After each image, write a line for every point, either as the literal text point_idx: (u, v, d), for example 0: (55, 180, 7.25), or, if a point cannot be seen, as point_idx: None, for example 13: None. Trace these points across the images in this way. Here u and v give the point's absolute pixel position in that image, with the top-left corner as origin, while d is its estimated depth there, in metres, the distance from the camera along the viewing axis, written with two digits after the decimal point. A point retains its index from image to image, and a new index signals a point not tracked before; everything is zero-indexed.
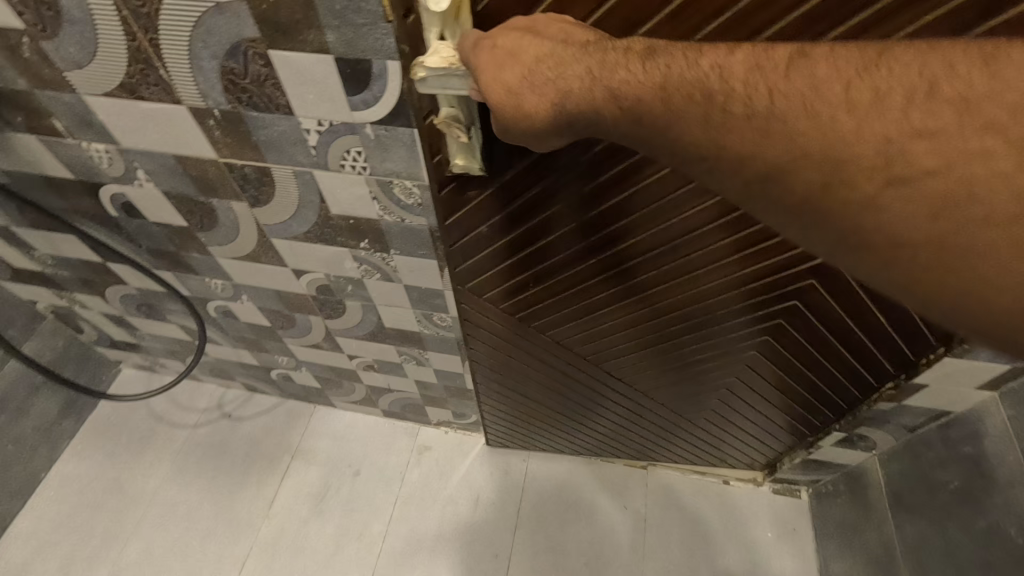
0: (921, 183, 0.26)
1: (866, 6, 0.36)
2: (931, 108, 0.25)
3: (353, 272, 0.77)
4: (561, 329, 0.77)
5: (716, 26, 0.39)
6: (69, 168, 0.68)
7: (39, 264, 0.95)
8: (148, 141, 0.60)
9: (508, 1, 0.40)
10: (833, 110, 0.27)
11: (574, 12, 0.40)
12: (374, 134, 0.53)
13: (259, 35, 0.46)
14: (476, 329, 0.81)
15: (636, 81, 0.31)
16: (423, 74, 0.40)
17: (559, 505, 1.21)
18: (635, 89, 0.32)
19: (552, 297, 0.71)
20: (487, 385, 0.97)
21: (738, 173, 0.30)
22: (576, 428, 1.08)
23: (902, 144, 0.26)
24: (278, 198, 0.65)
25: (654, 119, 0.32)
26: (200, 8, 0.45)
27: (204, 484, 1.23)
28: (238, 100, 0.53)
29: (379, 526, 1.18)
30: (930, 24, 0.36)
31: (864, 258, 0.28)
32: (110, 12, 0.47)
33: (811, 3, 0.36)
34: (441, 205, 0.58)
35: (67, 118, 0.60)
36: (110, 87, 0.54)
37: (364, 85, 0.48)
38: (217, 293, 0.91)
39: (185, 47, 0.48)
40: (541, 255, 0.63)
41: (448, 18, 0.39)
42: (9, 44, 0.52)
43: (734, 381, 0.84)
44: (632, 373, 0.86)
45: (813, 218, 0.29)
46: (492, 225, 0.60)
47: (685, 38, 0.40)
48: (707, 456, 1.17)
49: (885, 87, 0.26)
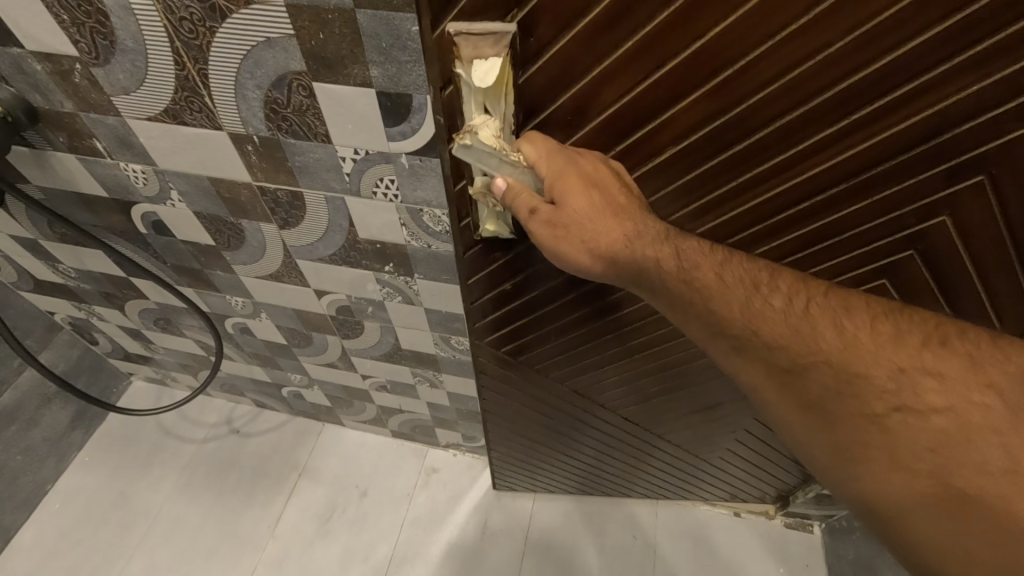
0: (927, 416, 0.35)
1: (911, 79, 0.36)
2: (936, 358, 0.36)
3: (375, 294, 0.77)
4: (578, 378, 0.78)
5: (760, 98, 0.39)
6: (104, 186, 0.69)
7: (62, 276, 0.96)
8: (185, 163, 0.62)
9: (550, 71, 0.41)
10: (858, 334, 0.37)
11: (618, 83, 0.41)
12: (408, 163, 0.54)
13: (305, 68, 0.48)
14: (493, 379, 0.82)
15: (691, 263, 0.42)
16: (470, 142, 0.43)
17: (567, 537, 1.19)
18: (687, 268, 0.41)
19: (570, 349, 0.71)
20: (502, 434, 0.98)
21: (773, 357, 0.39)
22: (588, 469, 1.07)
23: (909, 375, 0.35)
24: (307, 221, 0.66)
25: (701, 291, 0.41)
26: (251, 42, 0.47)
27: (210, 500, 1.22)
28: (278, 128, 0.54)
29: (385, 548, 1.16)
30: (977, 93, 0.36)
31: (865, 463, 0.36)
32: (162, 43, 0.49)
33: (855, 79, 0.37)
34: (465, 264, 0.59)
35: (108, 139, 0.62)
36: (154, 112, 0.56)
37: (403, 118, 0.50)
38: (237, 310, 0.92)
39: (232, 77, 0.50)
40: (562, 308, 0.64)
41: (492, 96, 0.41)
42: (61, 69, 0.54)
43: (749, 426, 0.85)
44: (649, 419, 0.87)
45: (826, 411, 0.38)
46: (515, 281, 0.61)
47: (728, 108, 0.41)
48: (720, 492, 1.16)
49: (902, 329, 0.37)
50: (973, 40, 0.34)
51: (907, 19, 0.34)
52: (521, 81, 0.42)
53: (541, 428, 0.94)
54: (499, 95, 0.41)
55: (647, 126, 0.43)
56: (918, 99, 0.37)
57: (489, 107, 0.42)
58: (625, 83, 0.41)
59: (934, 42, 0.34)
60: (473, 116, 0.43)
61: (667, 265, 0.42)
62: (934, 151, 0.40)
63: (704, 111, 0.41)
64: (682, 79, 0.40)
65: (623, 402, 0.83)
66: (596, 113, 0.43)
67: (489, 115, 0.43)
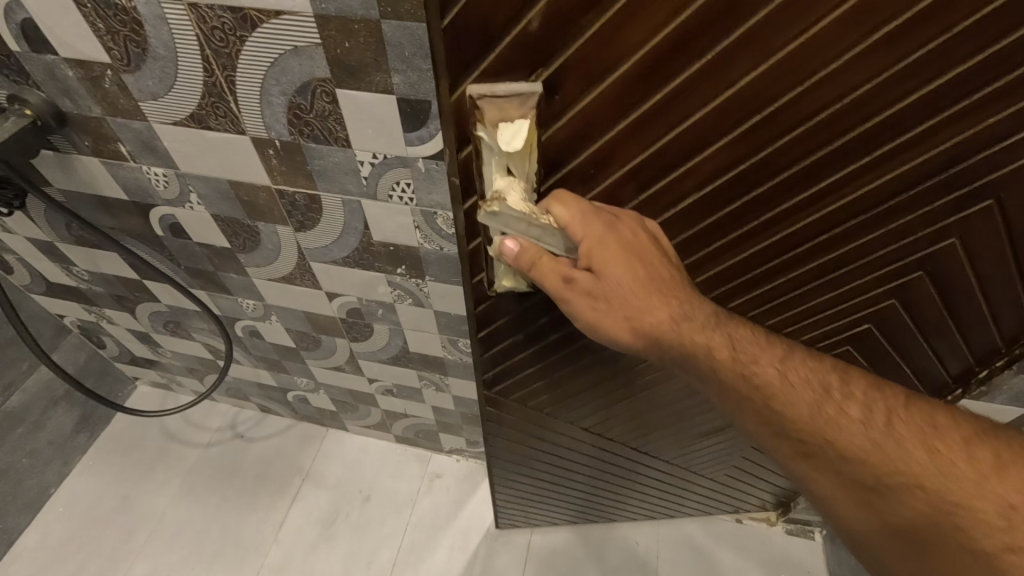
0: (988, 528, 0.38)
1: (931, 118, 0.39)
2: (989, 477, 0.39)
3: (386, 296, 0.79)
4: (584, 415, 0.79)
5: (787, 139, 0.41)
6: (124, 189, 0.71)
7: (75, 279, 0.98)
8: (207, 166, 0.64)
9: (579, 126, 0.43)
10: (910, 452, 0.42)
11: (648, 134, 0.42)
12: (425, 168, 0.56)
13: (329, 75, 0.50)
14: (501, 426, 0.83)
15: (751, 364, 0.46)
16: (498, 208, 0.45)
17: (566, 564, 1.17)
18: (750, 367, 0.46)
19: (576, 388, 0.73)
20: (509, 476, 0.98)
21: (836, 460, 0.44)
22: (596, 500, 1.08)
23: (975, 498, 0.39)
24: (323, 224, 0.68)
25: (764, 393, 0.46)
26: (279, 50, 0.49)
27: (214, 504, 1.22)
28: (300, 133, 0.56)
29: (389, 553, 1.17)
30: (990, 126, 0.39)
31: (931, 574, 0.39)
32: (193, 51, 0.51)
33: (876, 120, 0.39)
34: (476, 318, 0.62)
35: (133, 143, 0.64)
36: (181, 117, 0.58)
37: (422, 123, 0.52)
38: (247, 313, 0.93)
39: (258, 84, 0.52)
40: (568, 351, 0.66)
41: (517, 157, 0.44)
42: (92, 75, 0.56)
43: (753, 444, 0.86)
44: (655, 446, 0.88)
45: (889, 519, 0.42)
46: (523, 327, 0.63)
47: (754, 148, 0.42)
48: (723, 505, 1.17)
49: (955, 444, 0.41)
50: (984, 82, 0.36)
51: (926, 65, 0.36)
52: (543, 138, 0.44)
53: (546, 467, 0.94)
54: (523, 156, 0.44)
55: (675, 171, 0.45)
56: (935, 134, 0.40)
57: (513, 169, 0.44)
58: (651, 136, 0.43)
59: (951, 84, 0.37)
60: (498, 179, 0.45)
61: (728, 364, 0.46)
62: (954, 178, 0.43)
63: (729, 157, 0.43)
64: (711, 126, 0.41)
65: (629, 433, 0.84)
66: (619, 165, 0.45)
67: (512, 176, 0.45)
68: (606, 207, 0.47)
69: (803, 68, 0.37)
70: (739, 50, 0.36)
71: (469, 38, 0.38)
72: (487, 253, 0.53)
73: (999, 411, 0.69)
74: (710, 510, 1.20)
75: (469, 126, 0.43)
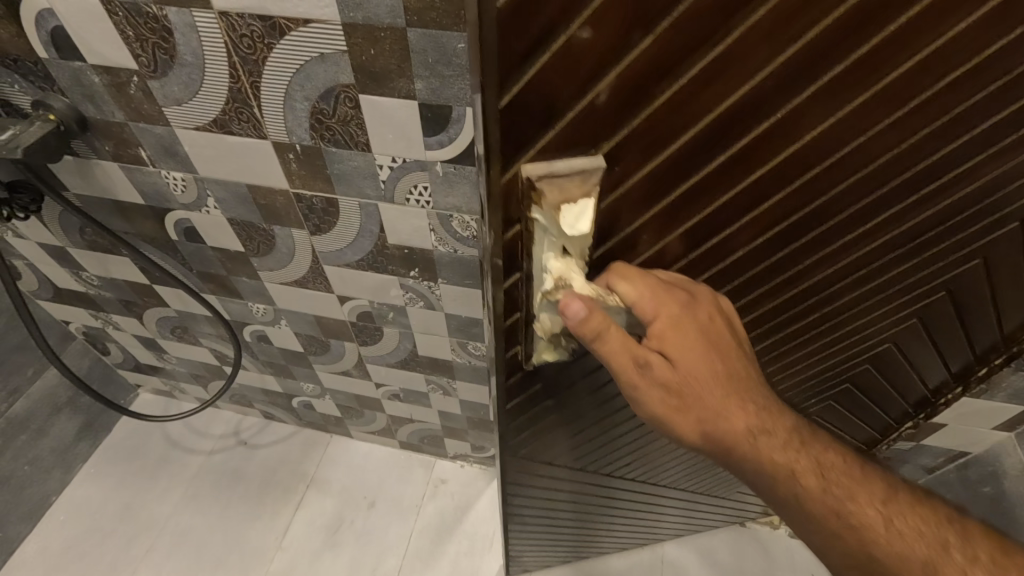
0: None
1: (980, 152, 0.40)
2: None
3: (397, 300, 0.80)
4: (603, 455, 0.78)
5: (849, 182, 0.40)
6: (142, 193, 0.73)
7: (84, 284, 0.98)
8: (226, 170, 0.65)
9: (638, 192, 0.40)
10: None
11: (716, 193, 0.40)
12: (443, 171, 0.58)
13: (353, 81, 0.52)
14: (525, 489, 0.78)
15: (840, 480, 0.46)
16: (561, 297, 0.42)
17: None
18: (840, 483, 0.46)
19: (594, 432, 0.72)
20: (530, 530, 0.93)
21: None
22: (610, 532, 1.06)
23: None
24: (339, 227, 0.69)
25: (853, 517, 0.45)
26: (305, 57, 0.51)
27: (217, 511, 1.22)
28: (321, 137, 0.58)
29: (394, 559, 1.16)
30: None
31: None
32: (221, 58, 0.53)
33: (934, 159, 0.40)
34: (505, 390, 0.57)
35: (153, 148, 0.65)
36: (203, 122, 0.60)
37: (442, 128, 0.54)
38: (257, 317, 0.94)
39: (283, 90, 0.54)
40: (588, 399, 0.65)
41: (579, 239, 0.40)
42: (117, 82, 0.58)
43: None
44: (673, 472, 0.88)
45: None
46: (547, 390, 0.61)
47: (816, 194, 0.41)
48: (728, 517, 1.19)
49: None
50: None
51: (987, 106, 0.37)
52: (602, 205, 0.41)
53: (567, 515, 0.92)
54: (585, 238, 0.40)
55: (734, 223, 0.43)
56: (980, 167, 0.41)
57: (573, 249, 0.41)
58: (711, 196, 0.41)
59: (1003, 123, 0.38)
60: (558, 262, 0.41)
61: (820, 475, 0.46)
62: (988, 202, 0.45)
63: (789, 205, 0.42)
64: (775, 179, 0.40)
65: (648, 464, 0.83)
66: (680, 224, 0.43)
67: (569, 256, 0.41)
68: (673, 279, 0.46)
69: (869, 119, 0.36)
70: (810, 107, 0.35)
71: (530, 115, 0.34)
72: (526, 329, 0.50)
73: (997, 408, 0.72)
74: (716, 522, 1.21)
75: (522, 208, 0.38)
